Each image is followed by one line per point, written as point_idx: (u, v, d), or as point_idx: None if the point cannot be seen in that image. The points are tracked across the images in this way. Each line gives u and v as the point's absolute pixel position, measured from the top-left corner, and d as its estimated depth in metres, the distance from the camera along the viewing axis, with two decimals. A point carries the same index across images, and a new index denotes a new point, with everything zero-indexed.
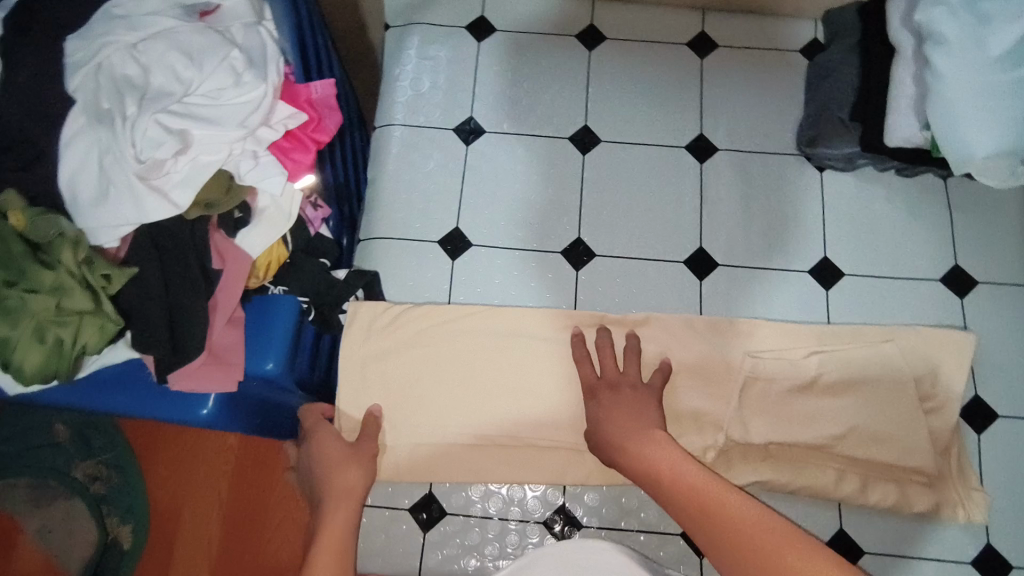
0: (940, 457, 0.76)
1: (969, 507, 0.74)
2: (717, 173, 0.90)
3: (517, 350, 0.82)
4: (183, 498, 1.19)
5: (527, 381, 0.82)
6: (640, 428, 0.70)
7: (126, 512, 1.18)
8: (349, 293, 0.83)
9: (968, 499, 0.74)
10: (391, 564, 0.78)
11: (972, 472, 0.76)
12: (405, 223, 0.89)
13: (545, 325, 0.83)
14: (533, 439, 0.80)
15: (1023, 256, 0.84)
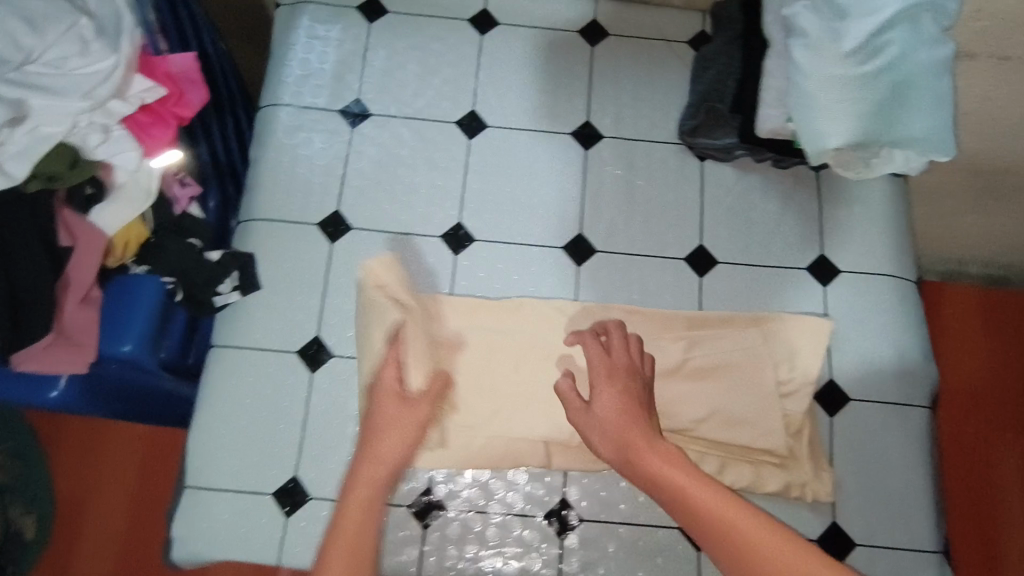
0: (791, 439, 0.80)
1: (814, 487, 0.79)
2: (602, 161, 0.91)
3: (445, 337, 0.83)
4: (88, 494, 1.11)
5: (450, 367, 0.82)
6: (614, 405, 0.64)
7: (28, 503, 1.07)
8: (220, 275, 0.81)
9: (816, 479, 0.79)
10: (251, 549, 0.78)
11: (821, 454, 0.80)
12: (286, 205, 0.87)
13: (461, 313, 0.84)
14: (444, 424, 0.80)
15: (882, 248, 0.89)
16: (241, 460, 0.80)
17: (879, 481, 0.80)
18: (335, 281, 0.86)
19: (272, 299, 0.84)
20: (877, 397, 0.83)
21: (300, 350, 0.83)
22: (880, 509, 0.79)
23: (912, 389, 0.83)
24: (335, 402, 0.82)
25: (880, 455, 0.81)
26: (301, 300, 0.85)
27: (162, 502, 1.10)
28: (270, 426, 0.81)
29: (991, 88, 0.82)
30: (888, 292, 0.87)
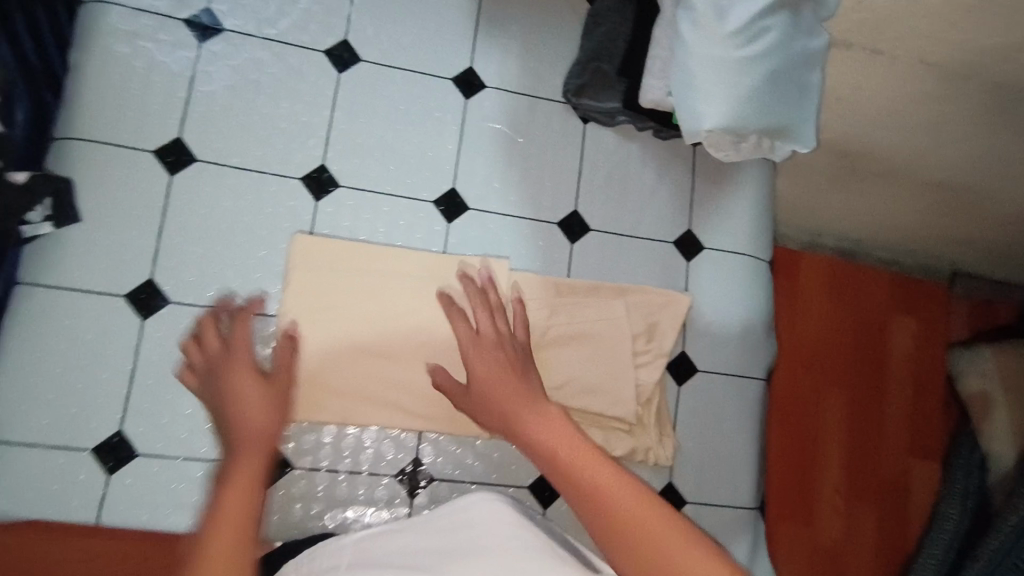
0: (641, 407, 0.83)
1: (658, 452, 0.83)
2: (482, 112, 0.86)
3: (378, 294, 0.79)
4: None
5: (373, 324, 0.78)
6: (488, 374, 0.66)
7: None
8: (29, 203, 0.68)
9: (658, 445, 0.83)
10: (60, 515, 0.70)
11: (667, 421, 0.85)
12: (113, 125, 0.75)
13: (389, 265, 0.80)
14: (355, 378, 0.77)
15: (743, 228, 0.93)
16: (50, 414, 0.71)
17: (712, 445, 0.87)
18: (172, 220, 0.76)
19: (97, 235, 0.74)
20: (721, 368, 0.89)
21: (130, 294, 0.74)
22: (710, 470, 0.87)
23: (751, 363, 0.90)
24: (170, 352, 0.74)
25: (717, 422, 0.88)
26: (131, 238, 0.74)
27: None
28: (88, 377, 0.72)
29: (849, 76, 0.86)
30: (743, 270, 0.92)
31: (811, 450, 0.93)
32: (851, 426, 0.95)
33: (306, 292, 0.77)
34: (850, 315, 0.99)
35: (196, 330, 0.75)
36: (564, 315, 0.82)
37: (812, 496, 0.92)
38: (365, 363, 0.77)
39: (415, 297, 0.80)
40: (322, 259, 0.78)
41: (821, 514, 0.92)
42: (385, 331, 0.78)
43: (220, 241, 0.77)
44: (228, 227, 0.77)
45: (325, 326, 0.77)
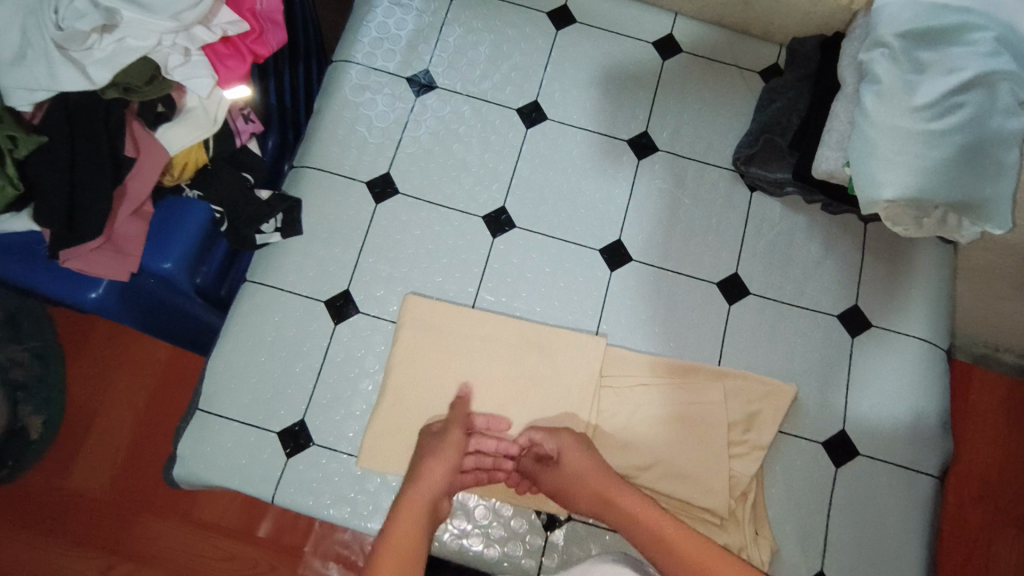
0: (735, 500, 0.78)
1: (752, 552, 0.76)
2: (653, 172, 0.92)
3: (476, 357, 0.82)
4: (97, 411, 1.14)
5: (471, 388, 0.81)
6: (584, 468, 0.71)
7: (41, 404, 1.10)
8: (266, 214, 0.84)
9: (753, 544, 0.77)
10: (243, 486, 0.78)
11: (764, 520, 0.79)
12: (339, 159, 0.90)
13: (496, 327, 0.83)
14: None
15: (918, 310, 0.88)
16: (251, 393, 0.81)
17: (873, 538, 0.80)
18: (372, 241, 0.87)
19: (312, 246, 0.86)
20: (886, 455, 0.82)
21: (328, 300, 0.85)
22: (869, 566, 0.79)
23: (925, 455, 0.83)
24: (353, 355, 0.83)
25: (879, 514, 0.80)
26: (337, 253, 0.86)
27: (169, 420, 1.14)
28: (285, 367, 0.82)
29: None
30: (918, 353, 0.86)
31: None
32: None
33: (403, 352, 0.82)
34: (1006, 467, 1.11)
35: (376, 338, 0.84)
36: (649, 401, 0.81)
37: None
38: (450, 421, 0.80)
39: (519, 365, 0.82)
40: (421, 318, 0.83)
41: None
42: (481, 396, 0.81)
43: (408, 264, 0.86)
44: (416, 252, 0.87)
45: (417, 381, 0.81)
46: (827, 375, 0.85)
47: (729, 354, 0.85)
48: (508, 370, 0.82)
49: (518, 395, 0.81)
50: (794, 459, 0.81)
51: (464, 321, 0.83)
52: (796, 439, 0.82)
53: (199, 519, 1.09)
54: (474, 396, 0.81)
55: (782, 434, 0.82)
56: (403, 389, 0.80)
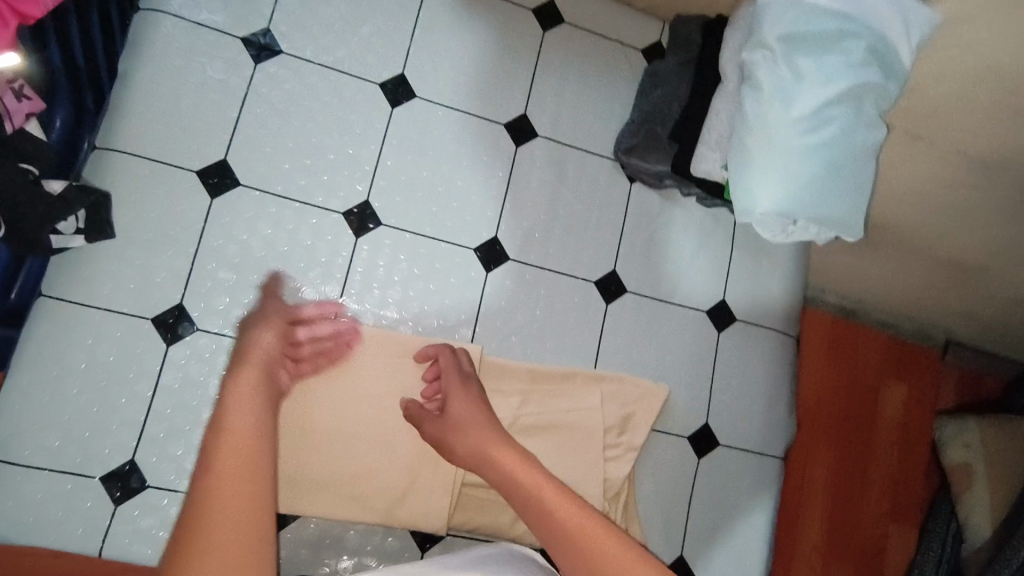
0: (609, 501, 0.81)
1: None
2: (532, 161, 0.85)
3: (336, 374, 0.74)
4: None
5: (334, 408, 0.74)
6: (467, 409, 0.66)
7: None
8: (63, 213, 0.67)
9: None
10: (62, 544, 0.67)
11: (634, 517, 0.82)
12: (158, 141, 0.73)
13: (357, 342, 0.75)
14: (320, 461, 0.73)
15: (775, 302, 0.93)
16: (62, 434, 0.68)
17: (725, 520, 0.87)
18: (208, 243, 0.73)
19: (131, 251, 0.71)
20: (742, 444, 0.88)
21: (157, 317, 0.71)
22: (721, 546, 0.86)
23: (771, 439, 0.90)
24: (192, 380, 0.72)
25: (732, 497, 0.87)
26: (164, 258, 0.72)
27: None
28: (105, 400, 0.69)
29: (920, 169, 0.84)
30: (771, 344, 0.92)
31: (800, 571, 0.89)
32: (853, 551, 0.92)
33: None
34: None
35: (222, 359, 0.73)
36: (525, 407, 0.79)
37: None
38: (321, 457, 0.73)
39: (386, 380, 0.75)
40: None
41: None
42: (347, 416, 0.74)
43: (255, 270, 0.74)
44: (267, 256, 0.75)
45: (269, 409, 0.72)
46: (695, 371, 0.87)
47: (606, 354, 0.84)
48: (375, 385, 0.75)
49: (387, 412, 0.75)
50: (663, 454, 0.84)
51: None
52: (666, 436, 0.85)
53: None
54: (345, 425, 0.74)
55: (654, 431, 0.84)
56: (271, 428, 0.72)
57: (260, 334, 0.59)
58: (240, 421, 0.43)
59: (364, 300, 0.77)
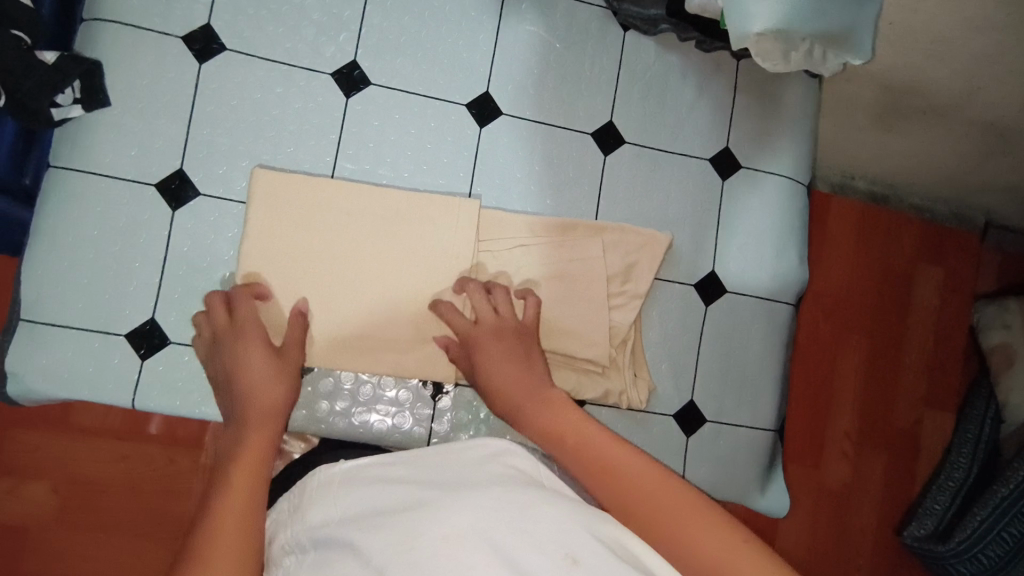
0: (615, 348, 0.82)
1: (632, 394, 0.81)
2: (520, 13, 0.83)
3: (359, 231, 0.76)
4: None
5: (355, 266, 0.76)
6: (499, 350, 0.72)
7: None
8: (60, 82, 0.69)
9: (632, 386, 0.82)
10: (94, 395, 0.71)
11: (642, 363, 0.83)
12: (143, 10, 0.74)
13: (378, 199, 0.77)
14: (335, 317, 0.75)
15: (785, 146, 0.89)
16: (83, 295, 0.72)
17: (738, 367, 0.86)
18: (201, 108, 0.74)
19: (127, 118, 0.73)
20: (751, 292, 0.87)
21: (160, 183, 0.74)
22: (735, 393, 0.86)
23: (783, 286, 0.88)
24: (200, 243, 0.74)
25: (743, 344, 0.86)
26: (161, 125, 0.74)
27: None
28: (119, 263, 0.72)
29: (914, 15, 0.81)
30: (782, 190, 0.89)
31: (816, 427, 1.25)
32: (867, 411, 1.27)
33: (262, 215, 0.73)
34: (860, 284, 1.26)
35: (226, 222, 0.75)
36: (531, 259, 0.80)
37: (824, 451, 1.25)
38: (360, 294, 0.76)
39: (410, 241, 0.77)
40: (287, 199, 0.74)
41: (819, 459, 1.24)
42: (371, 276, 0.76)
43: (249, 134, 0.75)
44: (259, 120, 0.76)
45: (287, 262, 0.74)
46: (698, 220, 0.86)
47: (606, 207, 0.84)
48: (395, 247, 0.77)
49: (409, 271, 0.77)
50: (669, 302, 0.85)
51: (338, 195, 0.76)
52: (670, 285, 0.85)
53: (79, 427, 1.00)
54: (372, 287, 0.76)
55: (657, 281, 0.84)
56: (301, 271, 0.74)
57: (283, 397, 0.68)
58: (268, 395, 0.67)
59: (360, 160, 0.78)
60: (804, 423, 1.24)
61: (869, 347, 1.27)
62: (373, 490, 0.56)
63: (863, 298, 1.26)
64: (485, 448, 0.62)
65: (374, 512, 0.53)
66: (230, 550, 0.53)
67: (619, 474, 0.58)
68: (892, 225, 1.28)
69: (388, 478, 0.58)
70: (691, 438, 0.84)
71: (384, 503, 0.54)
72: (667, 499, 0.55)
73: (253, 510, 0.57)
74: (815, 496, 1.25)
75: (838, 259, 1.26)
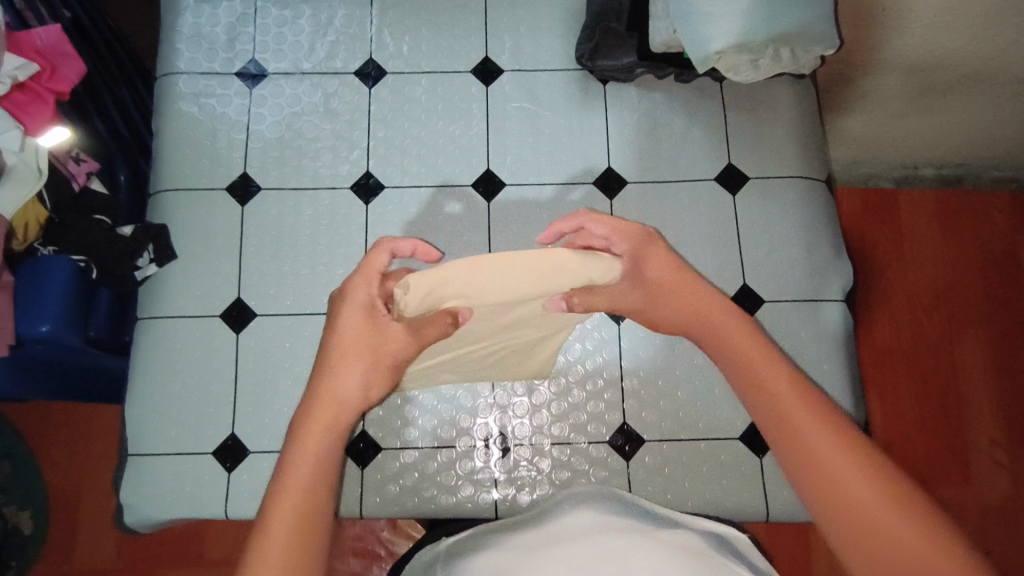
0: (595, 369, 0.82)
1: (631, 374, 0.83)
2: (504, 94, 0.91)
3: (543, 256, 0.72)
4: (81, 481, 1.15)
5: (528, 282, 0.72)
6: (665, 270, 0.69)
7: (25, 495, 1.14)
8: (135, 249, 0.83)
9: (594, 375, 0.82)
10: (194, 512, 0.79)
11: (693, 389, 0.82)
12: (192, 175, 0.88)
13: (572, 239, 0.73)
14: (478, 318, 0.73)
15: (789, 148, 0.89)
16: (175, 422, 0.82)
17: (797, 375, 0.83)
18: (249, 243, 0.86)
19: (191, 266, 0.85)
20: (790, 296, 0.85)
21: (223, 312, 0.84)
22: None
23: (825, 283, 0.85)
24: (263, 358, 0.83)
25: (797, 351, 0.84)
26: (219, 264, 0.86)
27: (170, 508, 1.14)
28: (200, 389, 0.82)
29: None
30: (798, 191, 0.88)
31: (954, 434, 1.21)
32: (1007, 405, 1.22)
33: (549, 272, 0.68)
34: (956, 279, 1.27)
35: (281, 336, 0.84)
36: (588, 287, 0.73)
37: (970, 459, 1.20)
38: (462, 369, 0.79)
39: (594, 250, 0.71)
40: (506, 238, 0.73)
41: (966, 470, 1.20)
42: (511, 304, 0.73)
43: (290, 254, 0.86)
44: (296, 242, 0.86)
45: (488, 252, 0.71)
46: (718, 238, 0.87)
47: None
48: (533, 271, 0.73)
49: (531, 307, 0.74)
50: None
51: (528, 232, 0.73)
52: None
53: (213, 555, 1.11)
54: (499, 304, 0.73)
55: None
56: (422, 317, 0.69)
57: (353, 411, 0.65)
58: (335, 397, 0.64)
59: None
60: (938, 434, 1.21)
61: (990, 341, 1.25)
62: (489, 556, 0.68)
63: (961, 289, 1.27)
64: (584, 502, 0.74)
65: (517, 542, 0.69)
66: (294, 509, 0.58)
67: (812, 448, 0.56)
68: (982, 209, 1.30)
69: (499, 544, 0.69)
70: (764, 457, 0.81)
71: (527, 543, 0.68)
72: (889, 528, 0.50)
73: (328, 472, 0.61)
74: (974, 513, 1.19)
75: (922, 249, 1.29)
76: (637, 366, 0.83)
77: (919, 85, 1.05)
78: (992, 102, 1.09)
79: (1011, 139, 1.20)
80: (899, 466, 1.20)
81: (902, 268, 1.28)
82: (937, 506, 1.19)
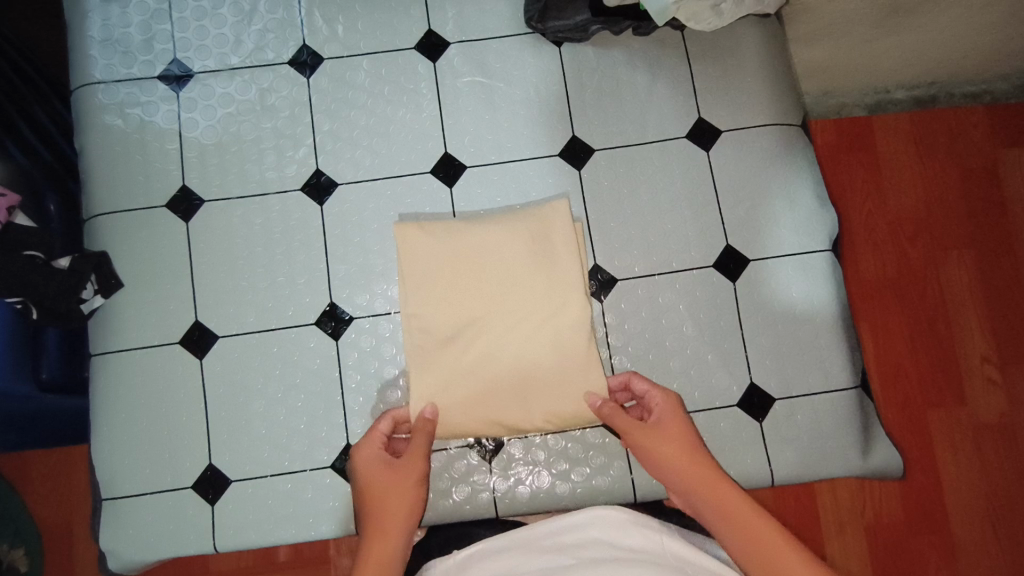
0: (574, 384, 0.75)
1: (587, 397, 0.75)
2: (453, 69, 0.85)
3: (495, 259, 0.77)
4: (67, 515, 1.11)
5: (492, 275, 0.76)
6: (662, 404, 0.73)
7: None
8: (77, 282, 0.75)
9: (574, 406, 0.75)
10: (182, 551, 0.76)
11: (684, 361, 0.79)
12: (129, 194, 0.81)
13: (523, 241, 0.77)
14: (453, 312, 0.76)
15: (761, 95, 0.84)
16: (147, 459, 0.77)
17: (790, 333, 0.80)
18: (200, 261, 0.80)
19: (141, 292, 0.80)
20: (775, 253, 0.81)
21: (183, 338, 0.79)
22: (797, 360, 0.80)
23: (810, 234, 0.81)
24: (231, 381, 0.79)
25: (788, 308, 0.80)
26: (170, 287, 0.80)
27: None
28: (169, 422, 0.78)
29: None
30: (773, 140, 0.84)
31: (947, 358, 1.20)
32: (994, 323, 1.22)
33: (516, 251, 0.77)
34: (936, 202, 1.24)
35: (248, 355, 0.79)
36: (533, 281, 0.76)
37: (964, 382, 1.20)
38: (487, 392, 0.75)
39: (543, 245, 0.77)
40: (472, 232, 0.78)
41: (960, 393, 1.19)
42: (476, 296, 0.76)
43: (246, 269, 0.80)
44: (251, 254, 0.81)
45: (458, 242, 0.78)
46: (695, 199, 0.82)
47: (598, 217, 0.82)
48: (483, 261, 0.77)
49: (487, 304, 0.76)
50: (693, 291, 0.81)
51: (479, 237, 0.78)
52: (688, 273, 0.81)
53: None
54: (462, 302, 0.76)
55: (673, 274, 0.81)
56: (423, 326, 0.76)
57: (401, 513, 0.68)
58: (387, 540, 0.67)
59: (350, 257, 0.81)
60: (932, 361, 1.20)
61: (972, 259, 1.23)
62: None
63: (944, 212, 1.24)
64: (601, 521, 0.65)
65: (527, 561, 0.61)
66: None
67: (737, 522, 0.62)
68: (957, 124, 1.26)
69: None
70: (763, 421, 0.79)
71: None
72: None
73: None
74: (973, 436, 1.19)
75: (900, 176, 1.25)
76: (625, 343, 0.80)
77: (884, 9, 1.00)
78: (963, 16, 1.04)
79: (981, 50, 1.16)
80: (894, 399, 1.19)
81: (881, 199, 1.24)
82: (936, 435, 1.19)
